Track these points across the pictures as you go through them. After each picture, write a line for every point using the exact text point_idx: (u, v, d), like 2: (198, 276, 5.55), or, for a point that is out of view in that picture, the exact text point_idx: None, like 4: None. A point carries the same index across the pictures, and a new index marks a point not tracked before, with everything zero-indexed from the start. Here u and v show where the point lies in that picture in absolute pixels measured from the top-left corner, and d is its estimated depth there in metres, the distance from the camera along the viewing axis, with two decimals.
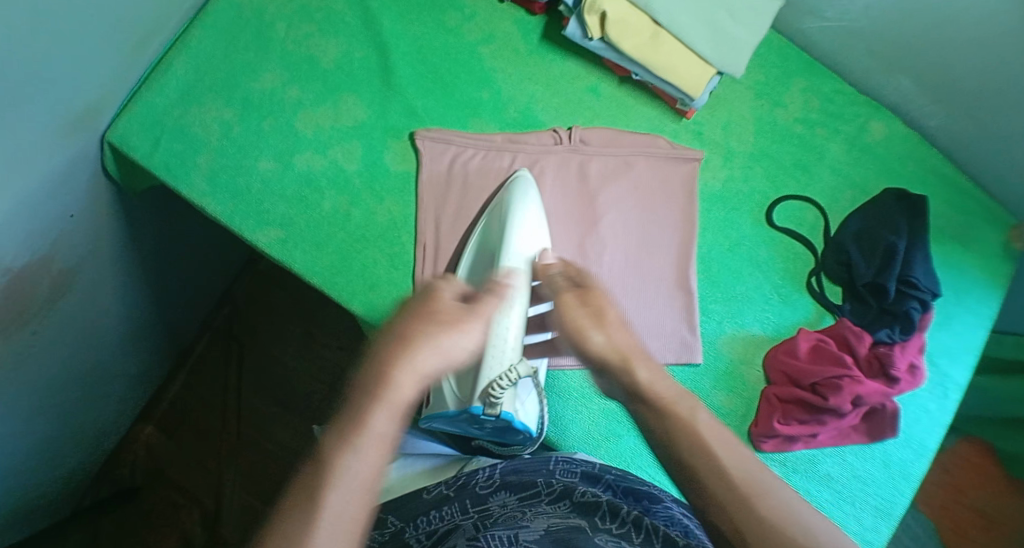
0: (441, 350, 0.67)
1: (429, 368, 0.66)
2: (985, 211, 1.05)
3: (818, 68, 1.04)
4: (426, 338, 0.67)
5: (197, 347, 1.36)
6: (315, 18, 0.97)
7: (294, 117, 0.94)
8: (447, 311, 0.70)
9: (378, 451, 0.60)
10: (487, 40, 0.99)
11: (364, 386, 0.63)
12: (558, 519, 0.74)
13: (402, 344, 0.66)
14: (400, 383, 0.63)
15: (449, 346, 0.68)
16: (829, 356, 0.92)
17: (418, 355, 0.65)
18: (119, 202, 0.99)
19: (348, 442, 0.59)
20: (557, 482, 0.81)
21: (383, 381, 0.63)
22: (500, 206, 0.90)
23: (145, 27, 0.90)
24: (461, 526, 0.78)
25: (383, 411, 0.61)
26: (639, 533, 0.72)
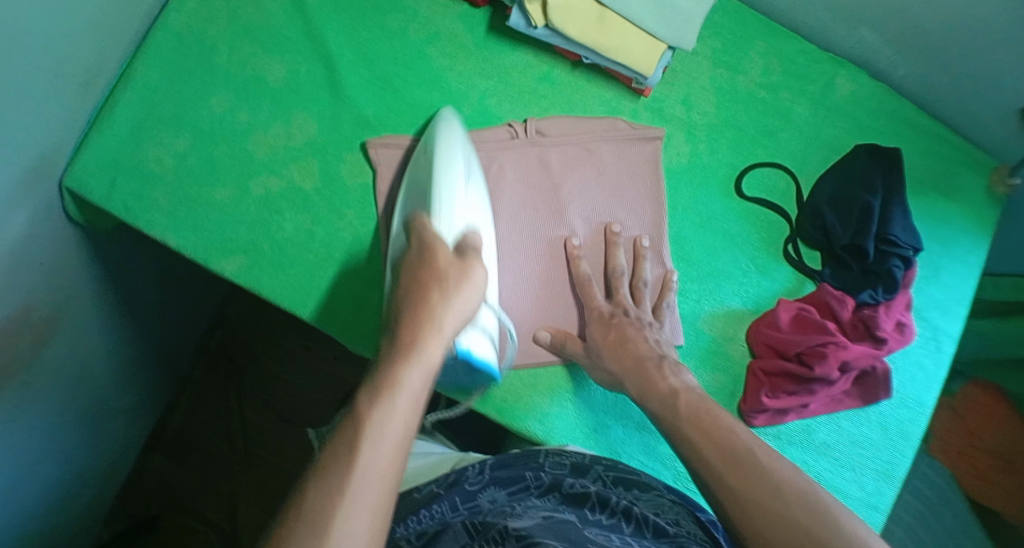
0: (457, 310, 0.72)
1: (454, 328, 0.72)
2: (963, 156, 1.03)
3: (776, 29, 1.01)
4: (442, 309, 0.72)
5: (195, 373, 1.36)
6: (258, 37, 0.96)
7: (247, 140, 0.93)
8: (455, 278, 0.73)
9: (398, 431, 0.64)
10: (433, 39, 0.97)
11: (391, 351, 0.69)
12: (549, 512, 0.74)
13: (425, 311, 0.71)
14: (425, 348, 0.69)
15: (457, 315, 0.72)
16: (813, 325, 0.90)
17: (440, 316, 0.71)
18: (87, 243, 0.98)
19: (368, 423, 0.63)
20: (545, 475, 0.82)
21: (412, 344, 0.69)
22: (429, 141, 0.87)
23: (89, 68, 0.89)
24: (451, 525, 0.76)
25: (414, 371, 0.68)
26: (629, 523, 0.73)
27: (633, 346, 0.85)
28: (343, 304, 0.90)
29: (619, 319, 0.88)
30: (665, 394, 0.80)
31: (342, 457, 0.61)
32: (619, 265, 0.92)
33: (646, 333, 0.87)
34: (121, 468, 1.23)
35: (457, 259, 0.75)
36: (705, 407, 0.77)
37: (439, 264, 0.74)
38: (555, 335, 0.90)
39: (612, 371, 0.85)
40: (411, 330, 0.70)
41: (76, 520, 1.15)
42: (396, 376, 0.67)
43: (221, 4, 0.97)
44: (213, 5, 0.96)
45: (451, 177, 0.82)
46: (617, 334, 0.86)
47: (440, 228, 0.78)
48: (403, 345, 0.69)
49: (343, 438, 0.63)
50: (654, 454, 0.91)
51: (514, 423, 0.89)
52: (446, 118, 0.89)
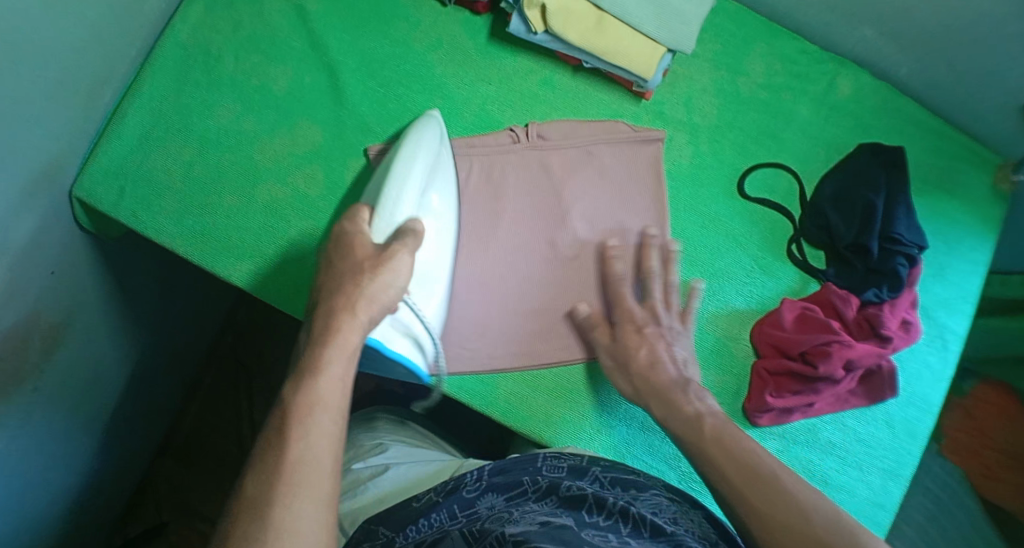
0: (369, 298, 0.74)
1: (369, 315, 0.74)
2: (967, 154, 1.03)
3: (777, 30, 1.01)
4: (357, 295, 0.74)
5: (206, 379, 1.37)
6: (263, 46, 0.97)
7: (252, 149, 0.94)
8: (372, 269, 0.75)
9: (327, 424, 0.67)
10: (435, 45, 0.98)
11: (312, 344, 0.71)
12: (547, 516, 0.74)
13: (340, 304, 0.73)
14: (342, 336, 0.72)
15: (381, 297, 0.75)
16: (817, 324, 0.90)
17: (355, 307, 0.73)
18: (97, 251, 1.00)
19: (296, 423, 0.66)
20: (543, 479, 0.82)
21: (329, 333, 0.71)
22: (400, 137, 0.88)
23: (98, 79, 0.90)
24: (449, 533, 0.76)
25: (334, 358, 0.70)
26: (626, 523, 0.73)
27: (661, 371, 0.86)
28: None
29: (648, 331, 0.89)
30: (690, 416, 0.81)
31: (272, 460, 0.64)
32: (620, 273, 0.91)
33: (672, 347, 0.88)
34: (130, 472, 1.24)
35: (373, 250, 0.77)
36: (728, 432, 0.77)
37: (357, 256, 0.77)
38: (602, 338, 0.90)
39: (635, 385, 0.87)
40: (331, 321, 0.73)
41: (86, 526, 1.16)
42: (319, 368, 0.69)
43: (226, 14, 0.98)
44: (218, 15, 0.98)
45: (406, 177, 0.83)
46: (646, 350, 0.87)
47: (380, 225, 0.80)
48: (321, 337, 0.71)
49: (274, 438, 0.66)
50: (657, 454, 0.92)
51: (519, 426, 0.90)
52: (431, 118, 0.91)
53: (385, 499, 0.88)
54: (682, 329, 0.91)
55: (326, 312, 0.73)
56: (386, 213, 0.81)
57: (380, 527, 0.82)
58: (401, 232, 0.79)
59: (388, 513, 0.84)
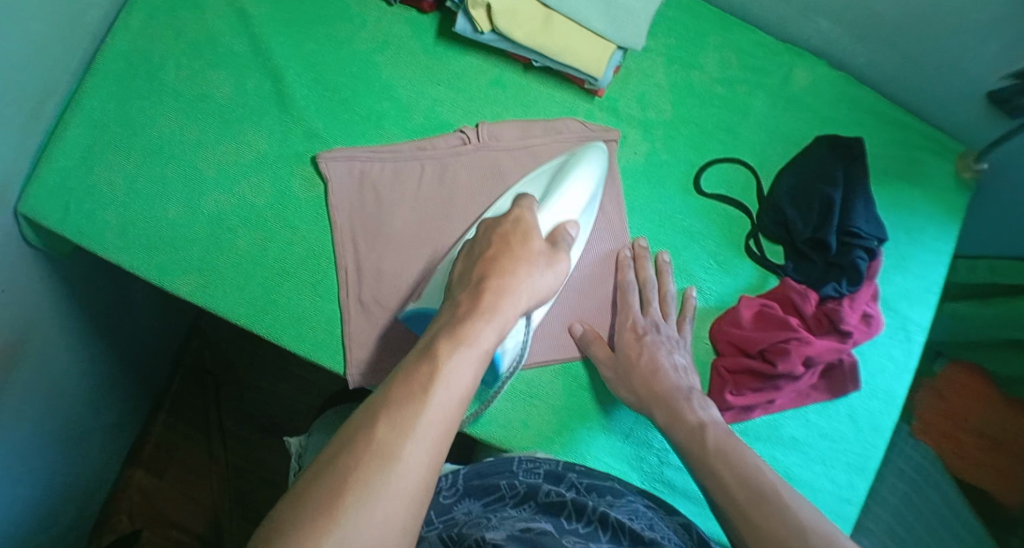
0: (517, 300, 0.71)
1: (506, 318, 0.69)
2: (926, 142, 1.02)
3: (730, 22, 1.00)
4: (520, 278, 0.72)
5: (172, 386, 1.33)
6: (205, 53, 0.95)
7: (196, 158, 0.92)
8: (528, 256, 0.75)
9: (458, 394, 0.63)
10: (382, 47, 0.96)
11: (475, 300, 0.69)
12: (525, 522, 0.74)
13: (485, 297, 0.69)
14: (479, 333, 0.67)
15: (529, 292, 0.72)
16: (775, 321, 0.90)
17: (497, 307, 0.69)
18: (50, 266, 0.97)
19: (436, 382, 0.63)
20: (521, 484, 0.82)
21: (468, 326, 0.67)
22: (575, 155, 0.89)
23: (37, 93, 0.87)
24: (426, 537, 0.76)
25: (463, 352, 0.65)
26: (606, 531, 0.74)
27: (663, 378, 0.86)
28: (300, 320, 0.89)
29: (648, 343, 0.88)
30: (692, 425, 0.82)
31: (403, 417, 0.60)
32: (628, 281, 0.92)
33: (671, 356, 0.88)
34: (100, 484, 1.21)
35: (544, 252, 0.76)
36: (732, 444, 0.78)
37: (531, 247, 0.76)
38: (601, 354, 0.89)
39: (637, 393, 0.86)
40: (489, 283, 0.71)
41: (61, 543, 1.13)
42: (473, 331, 0.67)
43: (166, 20, 0.95)
44: (158, 23, 0.95)
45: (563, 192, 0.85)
46: (648, 358, 0.87)
47: (543, 216, 0.82)
48: (486, 302, 0.69)
49: (412, 389, 0.62)
50: (620, 457, 0.90)
51: (479, 432, 0.89)
52: (599, 146, 0.91)
53: None
54: (680, 338, 0.91)
55: (489, 277, 0.71)
56: (546, 209, 0.83)
57: None
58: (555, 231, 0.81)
59: None
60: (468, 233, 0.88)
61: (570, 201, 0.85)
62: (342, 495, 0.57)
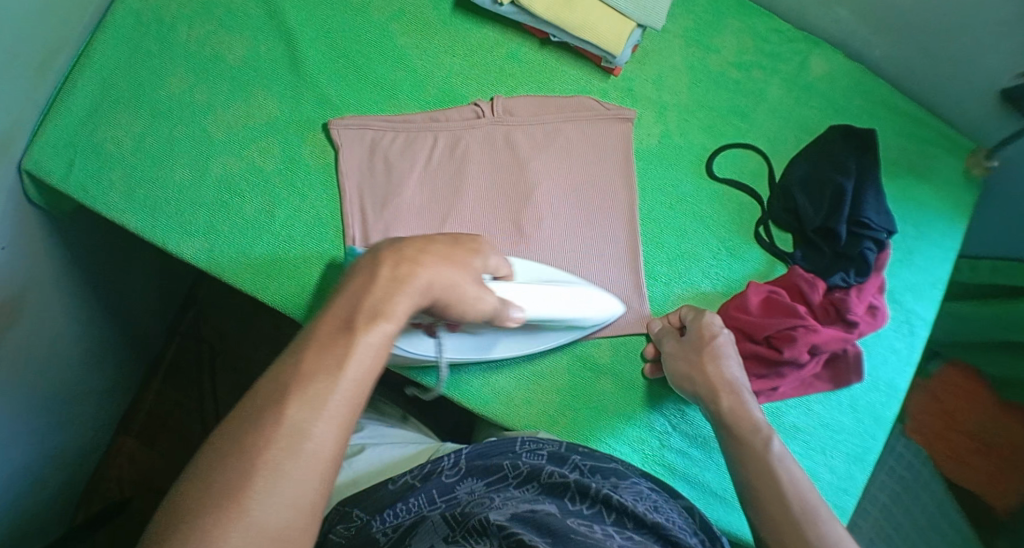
0: (444, 282, 0.67)
1: (427, 298, 0.66)
2: (938, 137, 1.01)
3: (748, 7, 0.99)
4: (449, 265, 0.68)
5: (167, 354, 1.31)
6: (217, 14, 0.93)
7: (206, 121, 0.91)
8: (463, 260, 0.70)
9: (371, 369, 0.60)
10: (398, 16, 0.95)
11: (392, 273, 0.65)
12: (529, 503, 0.74)
13: (403, 271, 0.65)
14: (395, 309, 0.63)
15: (461, 280, 0.68)
16: (782, 308, 0.89)
17: (416, 283, 0.65)
18: (50, 225, 0.95)
19: (348, 359, 0.59)
20: (523, 464, 0.81)
21: (383, 301, 0.63)
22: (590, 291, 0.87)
23: (46, 46, 0.86)
24: (429, 516, 0.76)
25: (377, 328, 0.61)
26: (611, 512, 0.73)
27: (724, 368, 0.85)
28: (305, 287, 0.88)
29: (722, 341, 0.87)
30: None
31: (312, 395, 0.57)
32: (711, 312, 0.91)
33: (735, 357, 0.87)
34: (91, 451, 1.20)
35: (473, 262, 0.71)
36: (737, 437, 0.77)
37: (473, 258, 0.72)
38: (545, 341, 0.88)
39: (690, 387, 0.86)
40: (414, 255, 0.67)
41: (50, 508, 1.12)
42: (387, 306, 0.62)
43: None
44: None
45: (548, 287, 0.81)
46: (712, 350, 0.86)
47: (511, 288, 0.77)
48: (411, 274, 0.65)
49: (323, 366, 0.58)
50: (623, 439, 0.90)
51: (481, 408, 0.89)
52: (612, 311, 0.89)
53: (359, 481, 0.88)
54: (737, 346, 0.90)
55: (415, 252, 0.67)
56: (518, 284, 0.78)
57: (353, 509, 0.82)
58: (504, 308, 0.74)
59: (363, 494, 0.83)
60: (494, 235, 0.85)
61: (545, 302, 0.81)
62: (251, 477, 0.54)
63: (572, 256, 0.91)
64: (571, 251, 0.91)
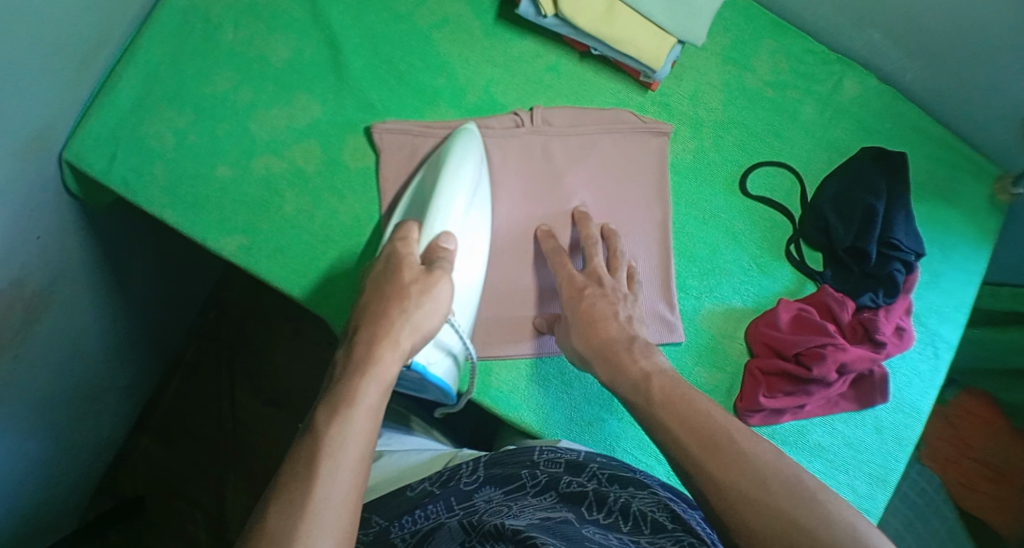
0: (413, 322, 0.75)
1: (409, 341, 0.74)
2: (966, 163, 1.03)
3: (784, 28, 1.01)
4: (416, 303, 0.75)
5: (187, 353, 1.32)
6: (264, 16, 0.95)
7: (249, 120, 0.92)
8: (428, 292, 0.76)
9: (368, 416, 0.68)
10: (441, 24, 0.97)
11: (369, 336, 0.74)
12: (546, 512, 0.74)
13: (381, 330, 0.74)
14: (381, 362, 0.72)
15: (428, 320, 0.76)
16: (812, 326, 0.90)
17: (395, 333, 0.74)
18: (85, 217, 0.96)
19: (344, 418, 0.67)
20: (541, 474, 0.81)
21: (369, 359, 0.72)
22: (438, 160, 0.87)
23: (93, 40, 0.87)
24: (446, 522, 0.76)
25: (370, 384, 0.70)
26: (627, 521, 0.73)
27: (610, 322, 0.83)
28: (340, 287, 0.89)
29: (602, 304, 0.84)
30: (638, 378, 0.78)
31: (320, 452, 0.65)
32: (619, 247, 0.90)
33: (618, 307, 0.85)
34: (108, 449, 1.20)
35: (421, 274, 0.77)
36: (679, 393, 0.74)
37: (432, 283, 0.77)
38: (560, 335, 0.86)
39: (579, 350, 0.83)
40: (385, 311, 0.75)
41: (62, 506, 1.12)
42: (375, 358, 0.72)
43: None
44: None
45: (453, 194, 0.83)
46: (587, 305, 0.84)
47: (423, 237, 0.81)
48: (385, 322, 0.74)
49: (327, 425, 0.67)
50: (646, 450, 0.91)
51: (508, 413, 0.89)
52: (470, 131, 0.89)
53: (379, 486, 0.88)
54: (627, 291, 0.87)
55: (383, 309, 0.75)
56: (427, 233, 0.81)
57: (373, 515, 0.82)
58: (432, 249, 0.80)
59: (383, 501, 0.84)
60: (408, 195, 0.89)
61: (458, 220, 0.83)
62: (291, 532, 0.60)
63: None
64: None
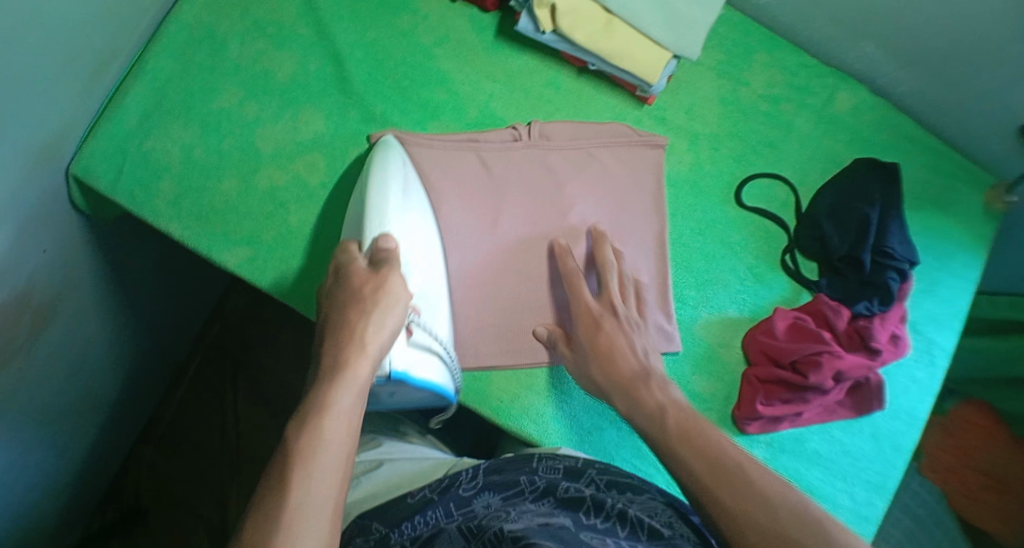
0: (378, 322, 0.75)
1: (379, 341, 0.74)
2: (960, 172, 1.04)
3: (778, 42, 1.04)
4: (377, 307, 0.75)
5: (191, 366, 1.33)
6: (269, 33, 0.97)
7: (253, 134, 0.94)
8: (384, 292, 0.76)
9: (342, 428, 0.68)
10: (442, 41, 0.99)
11: (333, 349, 0.73)
12: (544, 516, 0.74)
13: (346, 336, 0.73)
14: (352, 366, 0.72)
15: (388, 323, 0.75)
16: (808, 334, 0.91)
17: (359, 336, 0.73)
18: (91, 230, 0.97)
19: (316, 431, 0.67)
20: (540, 480, 0.82)
21: (337, 367, 0.71)
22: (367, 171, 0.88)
23: (102, 56, 0.89)
24: (445, 529, 0.77)
25: (343, 391, 0.70)
26: (625, 526, 0.73)
27: (627, 356, 0.83)
28: None
29: (616, 335, 0.85)
30: (654, 408, 0.77)
31: (295, 468, 0.64)
32: (608, 262, 0.90)
33: (631, 337, 0.85)
34: (111, 461, 1.20)
35: (369, 275, 0.77)
36: (694, 423, 0.74)
37: (387, 280, 0.77)
38: (563, 352, 0.88)
39: (598, 381, 0.83)
40: (348, 318, 0.74)
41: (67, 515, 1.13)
42: (345, 370, 0.71)
43: None
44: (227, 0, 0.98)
45: (386, 191, 0.84)
46: (607, 339, 0.84)
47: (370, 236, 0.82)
48: (346, 325, 0.74)
49: (299, 437, 0.66)
50: (646, 459, 0.92)
51: (510, 424, 0.90)
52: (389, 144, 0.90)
53: (378, 493, 0.87)
54: (636, 319, 0.89)
55: (343, 317, 0.74)
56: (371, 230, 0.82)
57: (372, 522, 0.81)
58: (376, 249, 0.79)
59: (383, 508, 0.83)
60: (353, 208, 0.87)
61: (409, 225, 0.85)
62: None
63: None
64: None
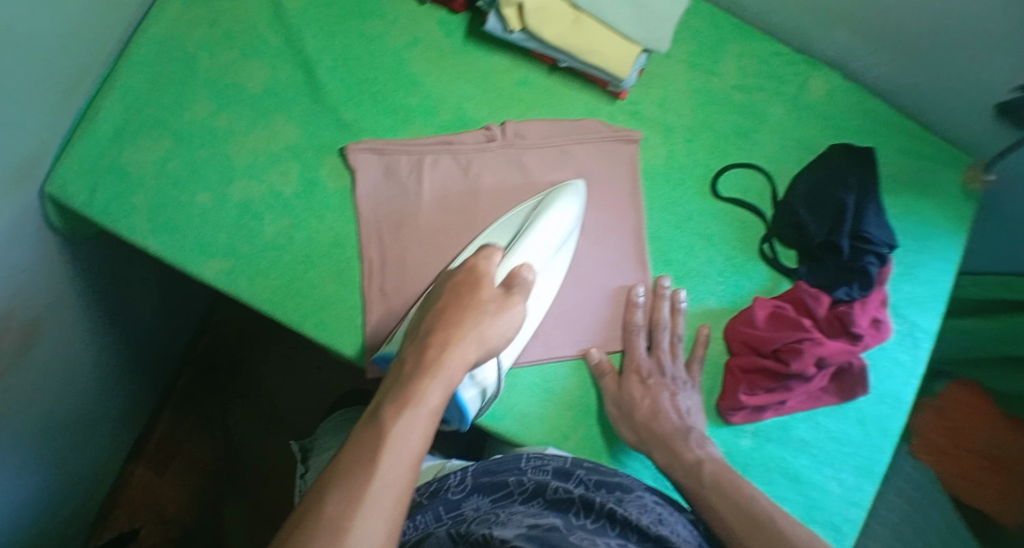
0: (479, 338, 0.80)
1: (471, 354, 0.79)
2: (935, 154, 1.05)
3: (748, 31, 1.04)
4: (472, 327, 0.80)
5: (179, 382, 1.32)
6: (239, 43, 0.97)
7: (227, 146, 0.94)
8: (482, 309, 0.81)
9: (421, 431, 0.71)
10: (412, 44, 0.99)
11: (428, 351, 0.77)
12: (533, 518, 0.74)
13: (445, 343, 0.78)
14: (445, 369, 0.76)
15: (496, 336, 0.81)
16: (788, 322, 0.91)
17: (458, 348, 0.78)
18: (70, 249, 0.96)
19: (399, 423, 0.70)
20: (529, 480, 0.81)
21: (427, 370, 0.75)
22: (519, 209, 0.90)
23: (72, 74, 0.89)
24: (434, 532, 0.77)
25: (434, 388, 0.74)
26: (614, 526, 0.73)
27: (663, 420, 0.88)
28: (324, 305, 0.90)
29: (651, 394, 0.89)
30: (692, 463, 0.85)
31: (376, 449, 0.68)
32: (663, 317, 0.94)
33: (666, 394, 0.90)
34: (103, 479, 1.20)
35: (500, 294, 0.83)
36: (728, 478, 0.82)
37: (484, 297, 0.82)
38: (610, 385, 0.91)
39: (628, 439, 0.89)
40: (449, 327, 0.79)
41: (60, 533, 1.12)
42: (435, 374, 0.75)
43: (202, 10, 0.98)
44: (196, 12, 0.98)
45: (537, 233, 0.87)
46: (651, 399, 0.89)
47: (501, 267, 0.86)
48: (451, 331, 0.79)
49: (383, 423, 0.70)
50: (632, 455, 0.92)
51: (492, 426, 0.89)
52: (569, 184, 0.91)
53: None
54: (668, 368, 0.92)
55: (445, 324, 0.79)
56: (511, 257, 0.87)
57: None
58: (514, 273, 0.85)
59: None
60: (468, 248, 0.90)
61: (541, 243, 0.87)
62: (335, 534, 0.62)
63: (585, 271, 0.95)
64: (586, 269, 0.95)
